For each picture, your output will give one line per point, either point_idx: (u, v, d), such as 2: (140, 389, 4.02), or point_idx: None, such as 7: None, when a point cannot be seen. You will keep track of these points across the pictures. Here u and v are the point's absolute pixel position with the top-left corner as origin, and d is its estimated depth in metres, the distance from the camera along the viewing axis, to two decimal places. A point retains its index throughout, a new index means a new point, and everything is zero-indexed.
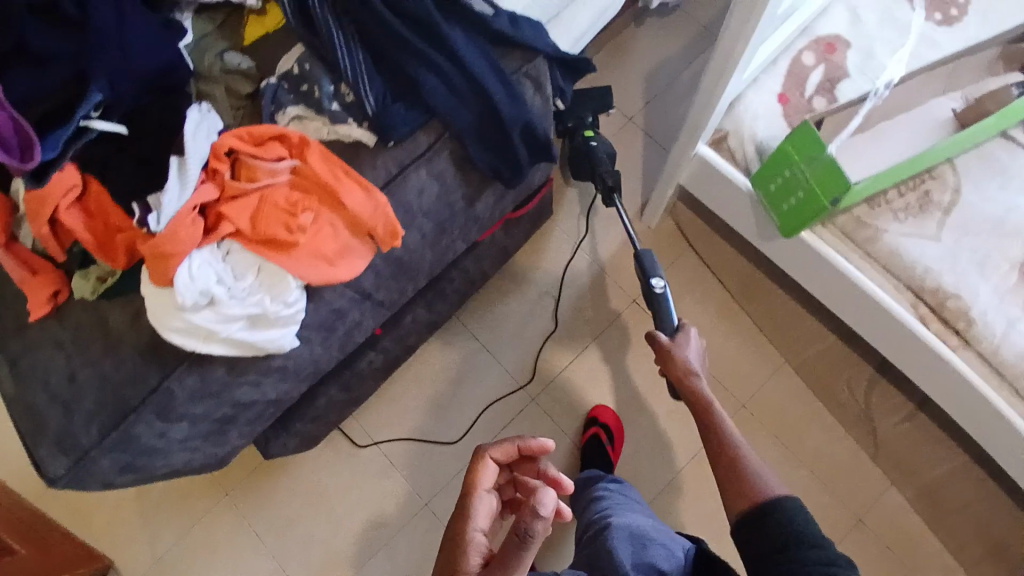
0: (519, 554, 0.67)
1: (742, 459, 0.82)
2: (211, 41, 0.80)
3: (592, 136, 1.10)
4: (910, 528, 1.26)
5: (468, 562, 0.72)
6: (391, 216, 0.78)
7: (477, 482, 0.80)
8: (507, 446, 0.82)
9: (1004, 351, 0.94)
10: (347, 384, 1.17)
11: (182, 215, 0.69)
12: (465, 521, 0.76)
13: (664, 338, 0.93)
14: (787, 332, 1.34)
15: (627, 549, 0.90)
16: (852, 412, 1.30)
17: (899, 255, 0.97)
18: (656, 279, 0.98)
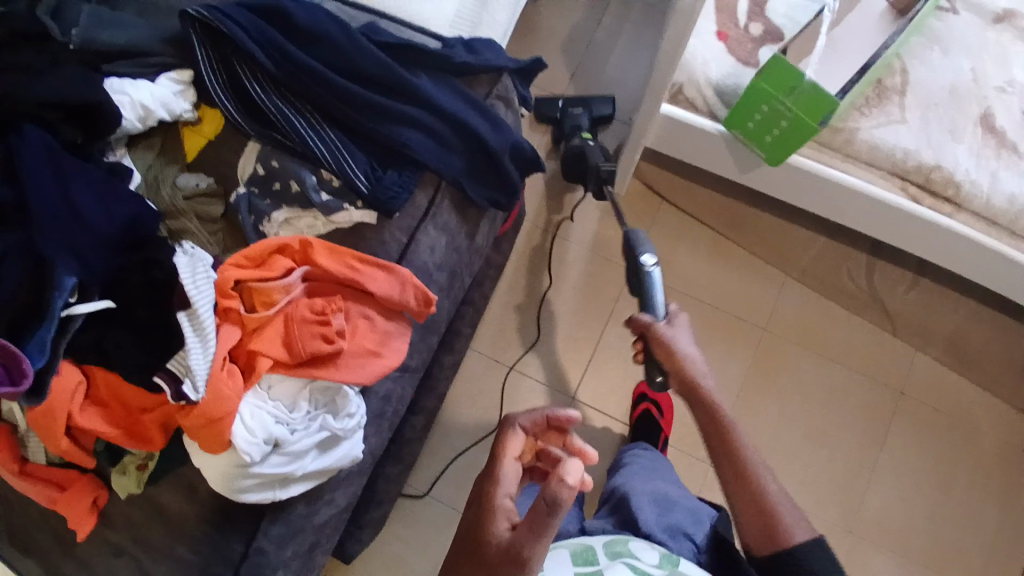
0: (548, 522, 0.63)
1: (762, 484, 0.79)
2: (160, 171, 0.72)
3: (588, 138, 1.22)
4: (947, 382, 1.34)
5: (496, 526, 0.68)
6: (420, 286, 0.73)
7: (503, 449, 0.74)
8: (535, 415, 0.76)
9: (996, 202, 1.00)
10: (399, 456, 1.12)
11: (218, 373, 0.62)
12: (491, 485, 0.71)
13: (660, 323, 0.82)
14: (780, 247, 1.38)
15: (653, 513, 0.86)
16: (863, 298, 1.36)
17: (877, 147, 1.01)
18: (647, 256, 0.87)
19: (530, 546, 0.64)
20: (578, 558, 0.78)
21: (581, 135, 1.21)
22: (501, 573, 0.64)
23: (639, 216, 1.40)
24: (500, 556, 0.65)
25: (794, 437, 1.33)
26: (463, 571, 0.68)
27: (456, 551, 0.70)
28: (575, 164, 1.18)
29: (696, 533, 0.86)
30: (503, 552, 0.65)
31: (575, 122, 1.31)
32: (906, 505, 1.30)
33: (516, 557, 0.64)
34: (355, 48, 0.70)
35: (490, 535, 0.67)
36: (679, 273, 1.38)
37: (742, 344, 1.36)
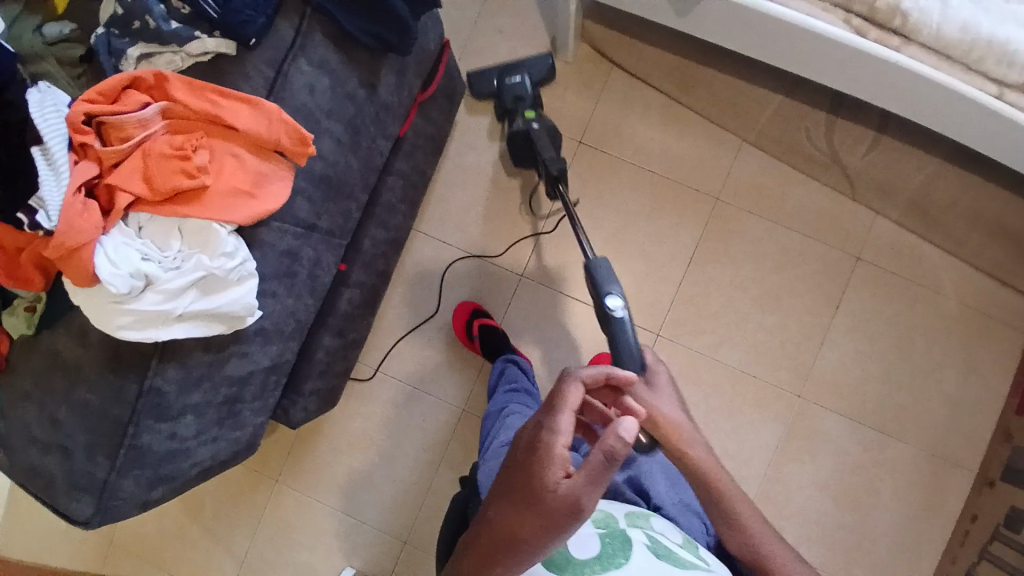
0: (606, 473, 0.59)
1: (752, 535, 0.72)
2: (25, 21, 0.72)
3: (532, 118, 1.19)
4: (904, 248, 1.31)
5: (549, 475, 0.60)
6: (291, 122, 0.70)
7: (560, 395, 0.66)
8: (597, 371, 0.69)
9: (947, 31, 0.92)
10: (337, 330, 1.13)
11: (72, 204, 0.62)
12: (550, 432, 0.63)
13: (644, 392, 0.77)
14: (734, 109, 1.29)
15: (665, 485, 0.85)
16: (822, 161, 1.29)
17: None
18: (612, 301, 0.92)
19: (586, 496, 0.59)
20: (599, 520, 0.74)
21: (524, 115, 1.18)
22: (551, 523, 0.59)
23: (587, 83, 1.33)
24: (556, 508, 0.59)
25: (746, 307, 1.30)
26: (509, 524, 0.60)
27: (500, 492, 0.63)
28: (521, 153, 1.19)
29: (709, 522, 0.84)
30: (557, 501, 0.59)
31: (516, 90, 1.23)
32: (857, 370, 1.29)
33: (574, 508, 0.58)
34: None
35: (546, 487, 0.60)
36: (627, 145, 1.32)
37: (693, 214, 1.31)
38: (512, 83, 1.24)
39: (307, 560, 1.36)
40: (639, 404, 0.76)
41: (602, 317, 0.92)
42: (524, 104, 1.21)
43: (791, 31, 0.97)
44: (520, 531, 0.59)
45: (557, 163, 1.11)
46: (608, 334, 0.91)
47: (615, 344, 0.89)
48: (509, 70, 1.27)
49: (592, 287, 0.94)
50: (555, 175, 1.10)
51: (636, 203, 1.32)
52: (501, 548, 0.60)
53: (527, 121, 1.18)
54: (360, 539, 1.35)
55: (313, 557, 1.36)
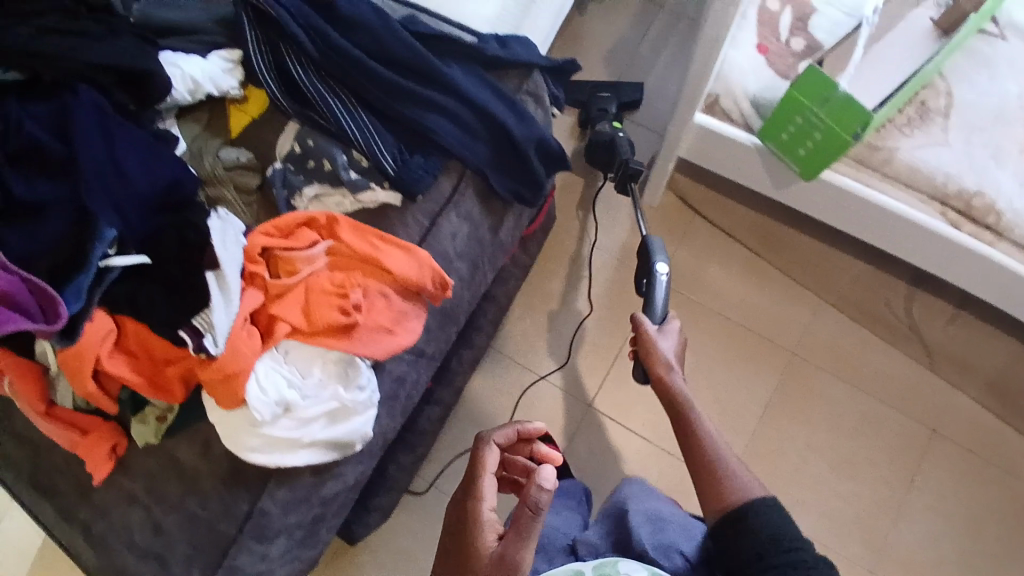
0: (532, 525, 0.71)
1: (719, 468, 0.84)
2: (204, 142, 0.74)
3: (617, 127, 1.24)
4: (984, 427, 1.28)
5: (483, 538, 0.74)
6: (438, 269, 0.75)
7: (482, 466, 0.81)
8: (507, 432, 0.85)
9: None
10: (412, 446, 1.13)
11: (238, 330, 0.65)
12: (478, 500, 0.77)
13: (649, 328, 0.92)
14: (818, 272, 1.34)
15: (645, 531, 0.83)
16: (899, 329, 1.31)
17: (918, 169, 0.99)
18: (660, 265, 0.97)
19: (517, 550, 0.70)
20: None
21: (611, 123, 1.23)
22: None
23: (671, 228, 1.39)
24: (492, 564, 0.71)
25: (818, 469, 1.28)
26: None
27: (444, 561, 0.77)
28: (600, 152, 1.22)
29: (684, 543, 0.84)
30: (491, 559, 0.71)
31: (603, 107, 1.32)
32: (935, 550, 1.23)
33: (508, 563, 0.70)
34: (390, 34, 0.72)
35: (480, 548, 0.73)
36: (706, 292, 1.37)
37: (769, 366, 1.33)
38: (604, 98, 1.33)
39: None
40: (644, 343, 0.92)
41: (641, 275, 1.01)
42: (609, 115, 1.29)
43: (887, 217, 1.02)
44: None
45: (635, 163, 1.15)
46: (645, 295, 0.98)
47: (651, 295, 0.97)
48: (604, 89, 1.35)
49: (640, 258, 1.02)
50: (631, 173, 1.15)
51: (713, 348, 1.34)
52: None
53: (612, 129, 1.23)
54: None
55: None
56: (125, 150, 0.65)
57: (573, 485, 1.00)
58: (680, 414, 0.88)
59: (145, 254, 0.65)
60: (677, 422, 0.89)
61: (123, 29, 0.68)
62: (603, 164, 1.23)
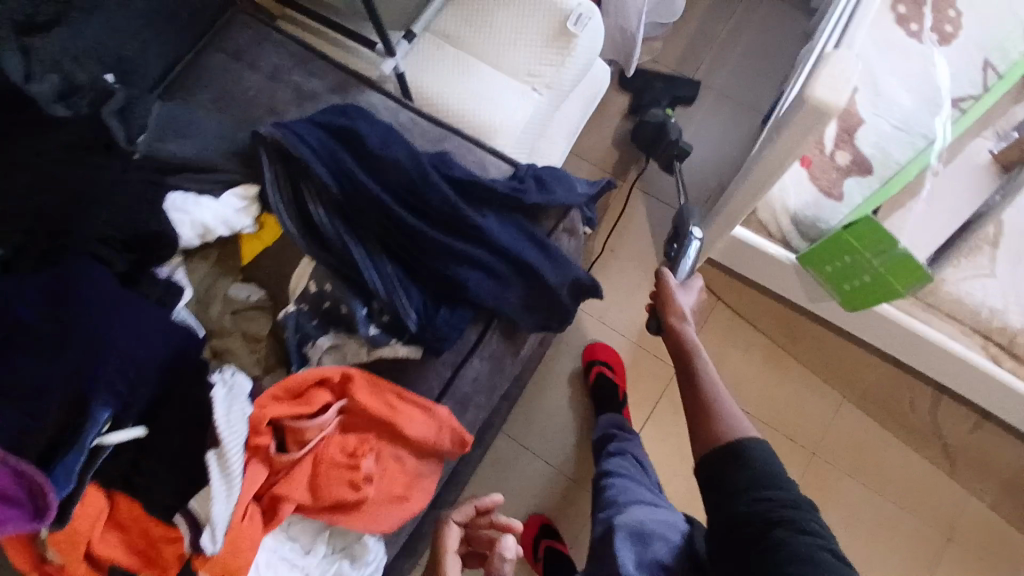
0: None
1: (715, 407, 0.80)
2: (211, 282, 0.68)
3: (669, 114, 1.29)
4: (1004, 537, 1.22)
5: None
6: (458, 428, 0.69)
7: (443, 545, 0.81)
8: (465, 508, 0.84)
9: None
10: (416, 550, 1.08)
11: (239, 524, 0.58)
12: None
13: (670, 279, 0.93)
14: (841, 368, 1.29)
15: (629, 544, 0.82)
16: (923, 433, 1.26)
17: (962, 301, 0.94)
18: (695, 231, 1.00)
19: None
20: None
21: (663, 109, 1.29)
22: None
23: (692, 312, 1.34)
24: None
25: None
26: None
27: None
28: (648, 139, 1.29)
29: (663, 550, 0.81)
30: None
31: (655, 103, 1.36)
32: None
33: None
34: (421, 179, 0.66)
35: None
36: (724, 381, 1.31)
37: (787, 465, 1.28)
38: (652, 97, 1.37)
39: None
40: (664, 289, 0.93)
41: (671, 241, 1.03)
42: (659, 104, 1.35)
43: (927, 344, 0.96)
44: None
45: (679, 148, 1.25)
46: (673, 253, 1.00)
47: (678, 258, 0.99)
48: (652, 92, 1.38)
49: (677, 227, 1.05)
50: (677, 154, 1.26)
51: None
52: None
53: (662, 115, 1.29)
54: None
55: None
56: (127, 316, 0.59)
57: (604, 463, 1.07)
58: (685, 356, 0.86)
59: (143, 426, 0.59)
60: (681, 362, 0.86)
61: (127, 172, 0.62)
62: (646, 147, 1.30)
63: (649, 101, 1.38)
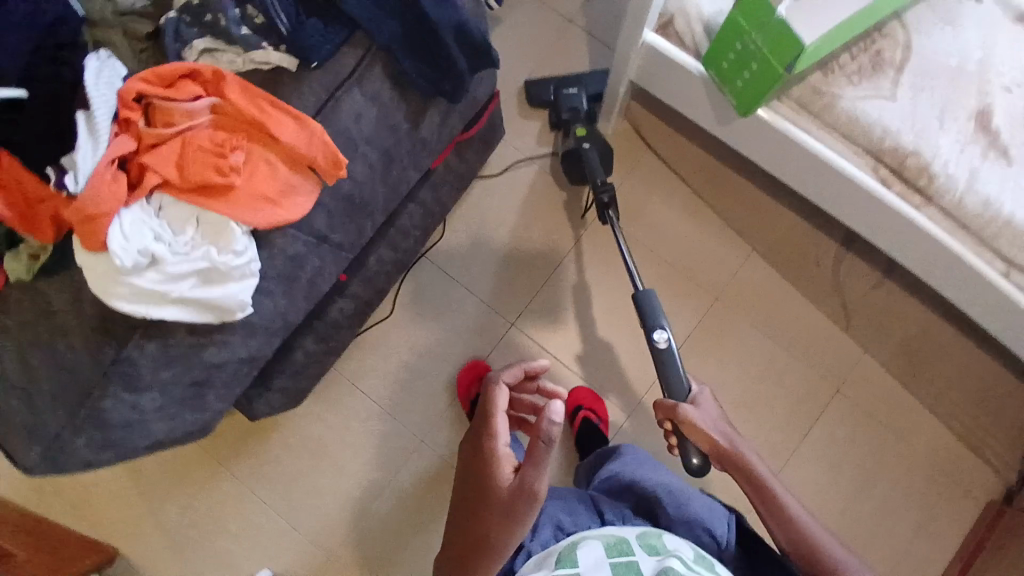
0: (545, 456, 0.77)
1: (800, 524, 0.82)
2: None
3: (583, 135, 1.24)
4: (887, 389, 1.31)
5: (502, 470, 0.79)
6: (329, 145, 0.74)
7: (492, 405, 0.87)
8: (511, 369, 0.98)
9: (969, 202, 0.95)
10: (320, 336, 1.15)
11: (101, 172, 0.66)
12: (490, 438, 0.83)
13: (687, 408, 0.91)
14: (754, 221, 1.34)
15: (671, 506, 0.90)
16: (822, 288, 1.33)
17: (855, 120, 0.98)
18: (660, 334, 0.99)
19: (535, 477, 0.76)
20: (613, 548, 0.78)
21: (577, 133, 1.24)
22: (520, 508, 0.76)
23: (618, 160, 1.38)
24: (511, 494, 0.77)
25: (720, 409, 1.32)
26: (475, 490, 0.80)
27: (465, 512, 0.80)
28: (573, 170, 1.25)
29: (716, 526, 0.88)
30: (513, 488, 0.77)
31: (574, 101, 1.31)
32: (815, 499, 1.28)
33: (529, 489, 0.76)
34: None
35: (497, 474, 0.79)
36: (645, 227, 1.35)
37: (694, 307, 1.34)
38: (570, 98, 1.33)
39: (230, 550, 1.35)
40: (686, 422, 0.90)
41: (653, 325, 1.00)
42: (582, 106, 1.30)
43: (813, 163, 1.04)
44: (490, 519, 0.77)
45: (605, 188, 1.15)
46: (659, 368, 0.99)
47: (662, 373, 0.98)
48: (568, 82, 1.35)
49: (641, 315, 1.02)
50: (603, 201, 1.15)
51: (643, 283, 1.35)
52: (481, 546, 0.77)
53: (576, 139, 1.25)
54: (290, 541, 1.34)
55: (236, 549, 1.35)
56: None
57: (619, 461, 1.02)
58: (767, 501, 0.85)
59: (24, 90, 0.66)
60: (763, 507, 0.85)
61: None
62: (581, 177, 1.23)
63: (568, 109, 1.30)
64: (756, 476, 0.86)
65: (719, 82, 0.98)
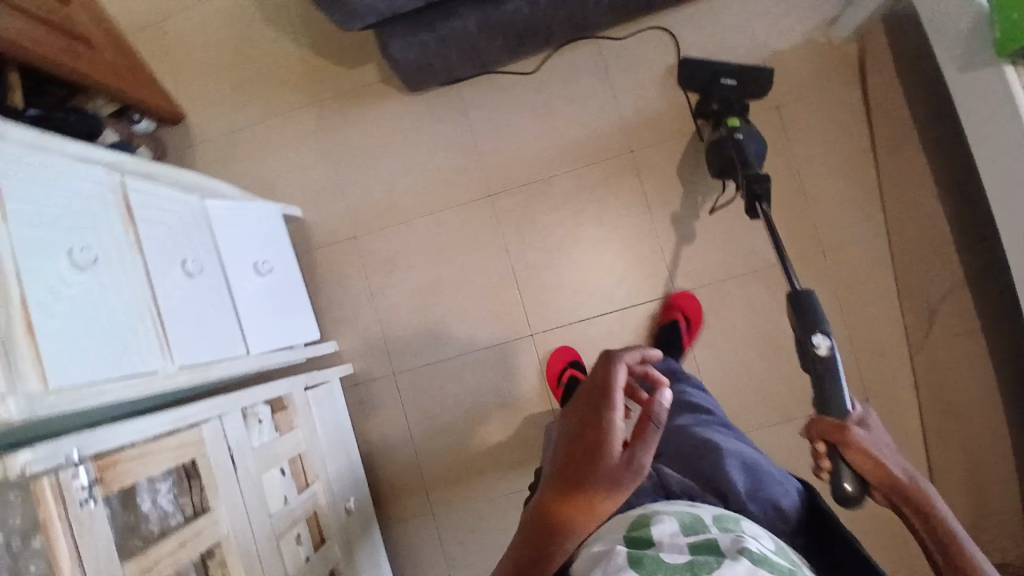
0: (652, 436, 0.63)
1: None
2: None
3: (736, 126, 1.18)
4: (906, 420, 1.28)
5: (609, 445, 0.62)
6: None
7: (603, 375, 0.67)
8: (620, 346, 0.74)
9: None
10: (484, 23, 1.16)
11: None
12: (601, 409, 0.64)
13: (837, 420, 0.68)
14: (904, 203, 1.27)
15: (742, 477, 0.75)
16: (916, 302, 1.27)
17: None
18: (820, 338, 0.83)
19: (644, 453, 0.63)
20: (688, 526, 0.60)
21: (731, 123, 1.18)
22: (621, 486, 0.62)
23: (825, 75, 1.33)
24: (615, 472, 0.62)
25: (747, 339, 1.32)
26: (578, 457, 0.63)
27: (551, 486, 0.64)
28: (717, 160, 1.17)
29: (783, 500, 0.73)
30: (618, 465, 0.62)
31: (725, 94, 1.26)
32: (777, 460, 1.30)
33: (638, 468, 0.62)
34: None
35: (608, 441, 0.63)
36: (802, 147, 1.33)
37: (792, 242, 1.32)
38: (727, 90, 1.27)
39: (277, 177, 1.40)
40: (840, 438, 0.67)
41: (811, 330, 0.84)
42: (732, 99, 1.26)
43: (1015, 150, 0.97)
44: (589, 500, 0.61)
45: (760, 181, 1.07)
46: (817, 374, 0.81)
47: (822, 382, 0.79)
48: (728, 74, 1.27)
49: (796, 319, 0.87)
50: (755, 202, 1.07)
51: None
52: (574, 514, 0.61)
53: (730, 129, 1.18)
54: (329, 202, 1.39)
55: (282, 180, 1.40)
56: None
57: (700, 425, 0.89)
58: (947, 545, 0.60)
59: None
60: (940, 555, 0.60)
61: None
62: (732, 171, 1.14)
63: (719, 101, 1.26)
64: (933, 510, 0.62)
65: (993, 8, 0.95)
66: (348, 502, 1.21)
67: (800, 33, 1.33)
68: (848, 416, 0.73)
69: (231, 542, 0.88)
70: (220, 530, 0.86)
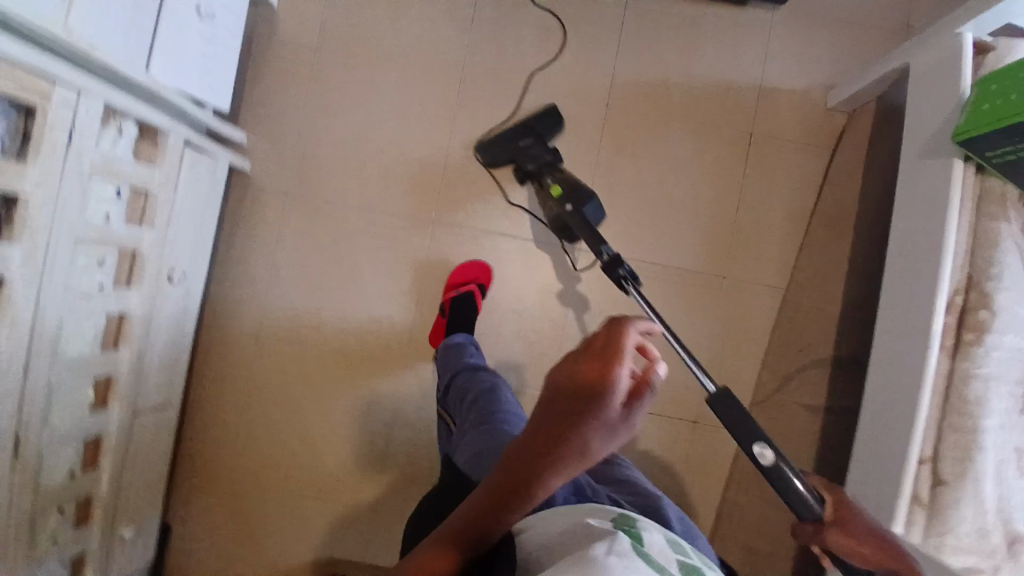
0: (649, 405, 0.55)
1: None
2: None
3: (561, 195, 1.15)
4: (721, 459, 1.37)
5: (609, 398, 0.53)
6: None
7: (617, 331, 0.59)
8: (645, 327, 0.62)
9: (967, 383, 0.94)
10: None
11: None
12: (609, 360, 0.55)
13: (824, 498, 0.62)
14: (813, 275, 1.33)
15: (678, 523, 0.80)
16: (780, 363, 1.33)
17: (991, 250, 0.95)
18: (760, 446, 0.71)
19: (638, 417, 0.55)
20: (676, 549, 0.59)
21: (556, 199, 1.14)
22: (610, 437, 0.54)
23: (805, 130, 1.36)
24: (611, 427, 0.54)
25: (617, 321, 1.37)
26: (574, 394, 0.54)
27: (538, 427, 0.56)
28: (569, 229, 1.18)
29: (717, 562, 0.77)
30: (610, 421, 0.54)
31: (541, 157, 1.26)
32: None
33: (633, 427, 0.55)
34: None
35: (609, 387, 0.53)
36: (754, 184, 1.36)
37: (703, 263, 1.37)
38: (529, 148, 1.28)
39: None
40: (838, 523, 0.59)
41: (743, 428, 0.75)
42: (546, 154, 1.26)
43: (927, 248, 1.00)
44: (585, 449, 0.54)
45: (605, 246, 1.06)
46: (771, 486, 0.67)
47: (780, 487, 0.66)
48: (523, 134, 1.29)
49: (727, 424, 0.76)
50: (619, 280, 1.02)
51: (702, 206, 1.36)
52: (561, 454, 0.54)
53: (558, 203, 1.15)
54: (311, 13, 1.37)
55: None
56: None
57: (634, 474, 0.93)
58: None
59: None
60: None
61: None
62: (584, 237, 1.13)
63: (536, 167, 1.25)
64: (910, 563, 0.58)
65: (969, 101, 0.96)
66: (173, 271, 1.18)
67: (803, 82, 1.36)
68: (824, 508, 0.61)
69: (35, 208, 0.83)
70: (27, 191, 0.81)
